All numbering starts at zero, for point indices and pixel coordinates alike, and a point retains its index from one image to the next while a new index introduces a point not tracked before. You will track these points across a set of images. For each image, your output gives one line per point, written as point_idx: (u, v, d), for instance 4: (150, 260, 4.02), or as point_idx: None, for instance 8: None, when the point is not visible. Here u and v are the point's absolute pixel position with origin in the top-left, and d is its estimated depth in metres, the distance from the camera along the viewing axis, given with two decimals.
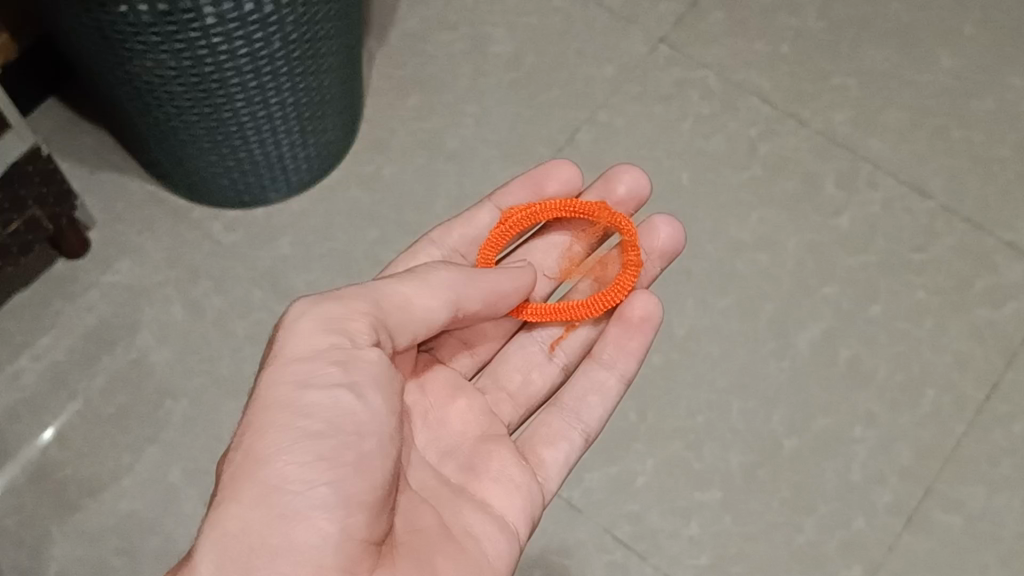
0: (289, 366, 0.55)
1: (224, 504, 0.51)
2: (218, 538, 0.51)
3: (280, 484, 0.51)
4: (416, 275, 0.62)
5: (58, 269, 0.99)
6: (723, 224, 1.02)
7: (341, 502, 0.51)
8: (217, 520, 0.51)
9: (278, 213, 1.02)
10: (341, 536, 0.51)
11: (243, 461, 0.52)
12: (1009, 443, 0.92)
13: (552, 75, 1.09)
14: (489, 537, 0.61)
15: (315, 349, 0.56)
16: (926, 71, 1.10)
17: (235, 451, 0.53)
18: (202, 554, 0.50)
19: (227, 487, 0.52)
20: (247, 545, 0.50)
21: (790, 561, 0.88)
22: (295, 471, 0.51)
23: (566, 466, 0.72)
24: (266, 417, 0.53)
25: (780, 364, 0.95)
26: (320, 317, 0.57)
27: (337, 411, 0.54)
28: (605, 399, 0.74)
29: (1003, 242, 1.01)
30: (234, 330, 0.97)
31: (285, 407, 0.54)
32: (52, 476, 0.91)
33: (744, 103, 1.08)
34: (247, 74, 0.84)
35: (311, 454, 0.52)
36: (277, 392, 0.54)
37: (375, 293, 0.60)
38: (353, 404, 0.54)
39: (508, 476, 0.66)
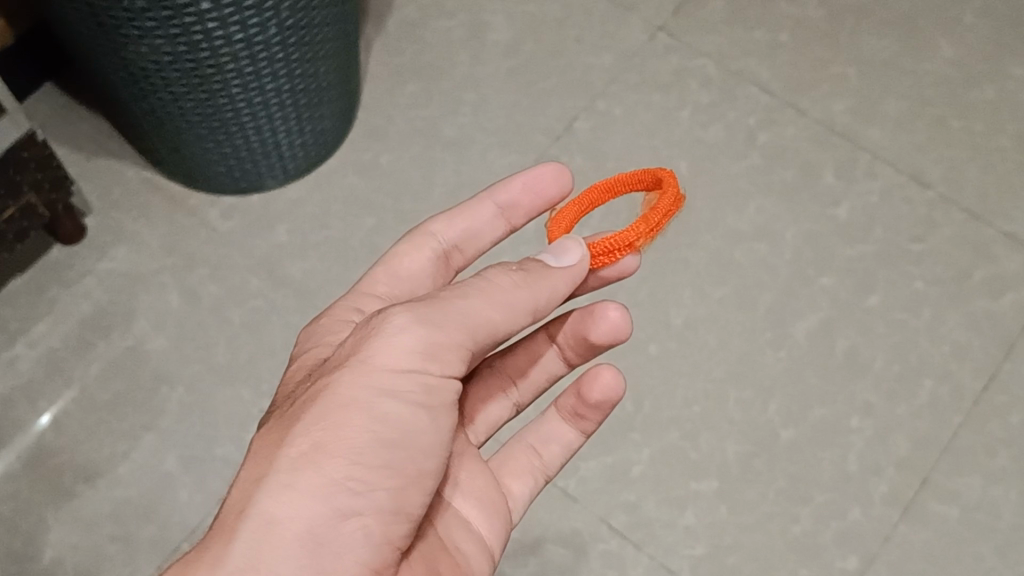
0: (381, 375, 0.48)
1: (276, 484, 0.45)
2: (265, 520, 0.45)
3: (342, 483, 0.46)
4: (503, 274, 0.52)
5: (54, 255, 0.99)
6: (721, 213, 1.01)
7: (391, 509, 0.48)
8: (265, 497, 0.45)
9: (275, 201, 1.02)
10: (380, 544, 0.48)
11: (309, 454, 0.46)
12: (1006, 434, 0.92)
13: (550, 63, 1.09)
14: (472, 554, 0.58)
15: (411, 363, 0.48)
16: (926, 61, 1.10)
17: (300, 430, 0.47)
18: (245, 527, 0.45)
19: (286, 472, 0.46)
20: (296, 538, 0.45)
21: (785, 551, 0.88)
22: (360, 475, 0.47)
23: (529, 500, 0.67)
24: (345, 419, 0.47)
25: (777, 354, 0.95)
26: (426, 334, 0.48)
27: (413, 431, 0.48)
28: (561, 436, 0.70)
29: (1003, 233, 1.01)
30: (231, 318, 0.97)
31: (366, 412, 0.47)
32: (48, 462, 0.91)
33: (743, 92, 1.08)
34: (243, 60, 0.84)
35: (380, 461, 0.47)
36: (361, 395, 0.47)
37: (482, 313, 0.50)
38: (427, 424, 0.49)
39: (487, 497, 0.61)
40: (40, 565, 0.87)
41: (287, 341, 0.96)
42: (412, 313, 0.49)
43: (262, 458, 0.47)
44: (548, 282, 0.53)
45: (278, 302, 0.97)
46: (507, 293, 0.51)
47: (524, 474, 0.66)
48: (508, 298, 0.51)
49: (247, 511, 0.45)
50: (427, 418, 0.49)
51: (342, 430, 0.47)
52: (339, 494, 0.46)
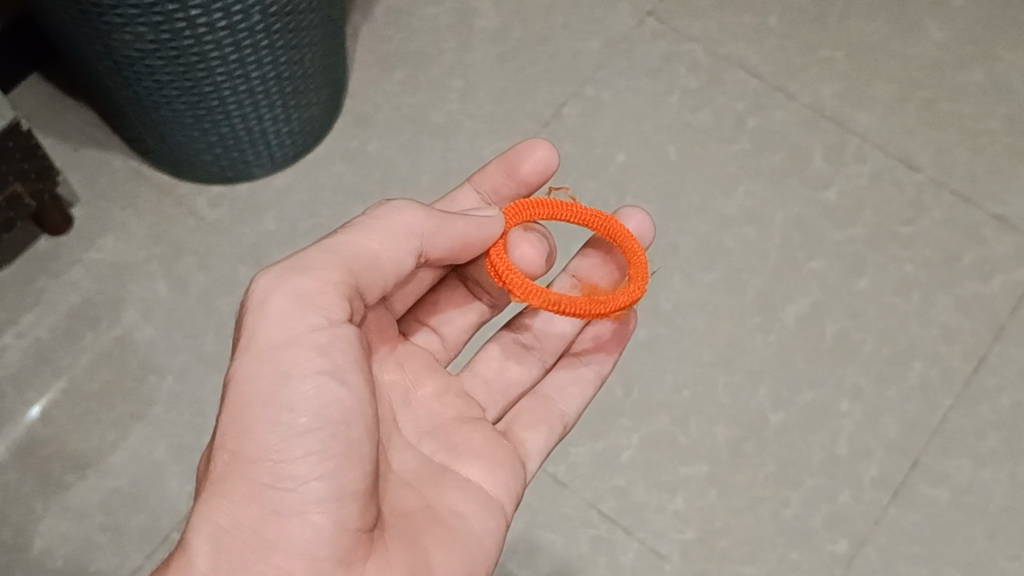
0: (267, 355, 0.52)
1: (216, 499, 0.51)
2: (214, 535, 0.50)
3: (270, 482, 0.50)
4: (369, 221, 0.58)
5: (41, 246, 0.99)
6: (710, 197, 1.01)
7: (331, 494, 0.50)
8: (207, 515, 0.51)
9: (263, 189, 1.01)
10: (336, 530, 0.50)
11: (231, 461, 0.51)
12: (996, 416, 0.92)
13: (538, 49, 1.09)
14: (473, 514, 0.58)
15: (291, 331, 0.52)
16: (914, 43, 1.09)
17: (221, 444, 0.51)
18: (199, 547, 0.50)
19: (220, 484, 0.51)
20: (242, 542, 0.50)
21: (775, 535, 0.88)
22: (284, 468, 0.50)
23: (545, 453, 0.69)
24: (251, 413, 0.51)
25: (766, 338, 0.95)
26: (290, 293, 0.53)
27: (323, 402, 0.51)
28: (583, 390, 0.73)
29: (992, 216, 1.00)
30: (219, 307, 0.96)
31: (269, 402, 0.51)
32: (37, 453, 0.91)
33: (731, 77, 1.07)
34: (227, 47, 0.83)
35: (299, 448, 0.50)
36: (258, 386, 0.51)
37: (338, 254, 0.56)
38: (339, 390, 0.51)
39: (489, 454, 0.62)
40: (29, 555, 0.87)
41: None
42: (276, 282, 0.54)
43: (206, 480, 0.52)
44: (421, 211, 0.59)
45: None
46: (372, 226, 0.58)
47: (541, 427, 0.69)
48: (380, 226, 0.58)
49: (195, 530, 0.50)
50: (335, 384, 0.51)
51: (252, 429, 0.50)
52: (270, 493, 0.50)
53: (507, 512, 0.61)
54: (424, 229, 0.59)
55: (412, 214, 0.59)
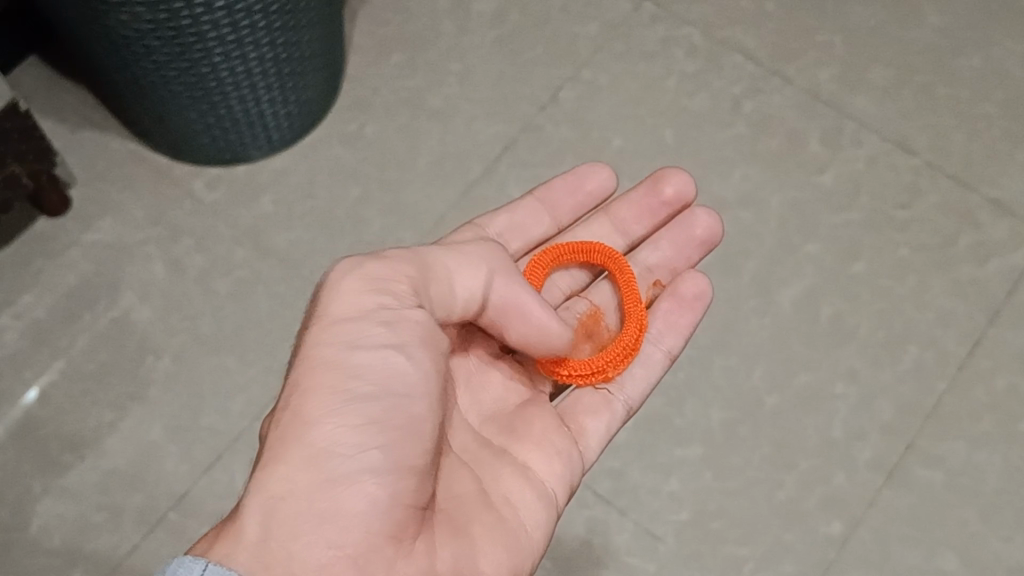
0: (334, 327, 0.55)
1: (271, 464, 0.51)
2: (266, 500, 0.50)
3: (329, 447, 0.51)
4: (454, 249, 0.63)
5: (39, 227, 0.99)
6: (707, 180, 1.01)
7: (391, 466, 0.52)
8: (260, 481, 0.51)
9: (261, 171, 1.01)
10: (390, 501, 0.52)
11: (291, 423, 0.52)
12: (991, 399, 0.92)
13: (536, 33, 1.09)
14: (526, 504, 0.61)
15: (360, 309, 0.56)
16: (913, 28, 1.09)
17: (283, 411, 0.53)
18: (249, 513, 0.50)
19: (277, 449, 0.52)
20: (296, 510, 0.50)
21: (770, 517, 0.88)
22: (346, 434, 0.52)
23: (607, 437, 0.72)
24: (316, 377, 0.53)
25: (762, 321, 0.95)
26: (361, 274, 0.57)
27: (387, 374, 0.54)
28: (649, 372, 0.75)
29: (988, 200, 1.01)
30: (216, 288, 0.96)
31: (335, 367, 0.54)
32: (34, 433, 0.91)
33: (728, 61, 1.08)
34: (225, 27, 0.83)
35: (363, 415, 0.52)
36: (324, 352, 0.54)
37: (419, 264, 0.60)
38: (403, 365, 0.55)
39: (549, 441, 0.66)
40: (27, 534, 0.87)
41: (272, 312, 0.95)
42: (351, 264, 0.58)
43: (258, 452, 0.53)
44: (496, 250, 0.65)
45: (264, 272, 0.97)
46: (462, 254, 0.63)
47: (600, 412, 0.72)
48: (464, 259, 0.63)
49: (250, 495, 0.51)
50: (398, 358, 0.55)
51: (318, 392, 0.53)
52: (331, 457, 0.51)
53: (560, 502, 0.64)
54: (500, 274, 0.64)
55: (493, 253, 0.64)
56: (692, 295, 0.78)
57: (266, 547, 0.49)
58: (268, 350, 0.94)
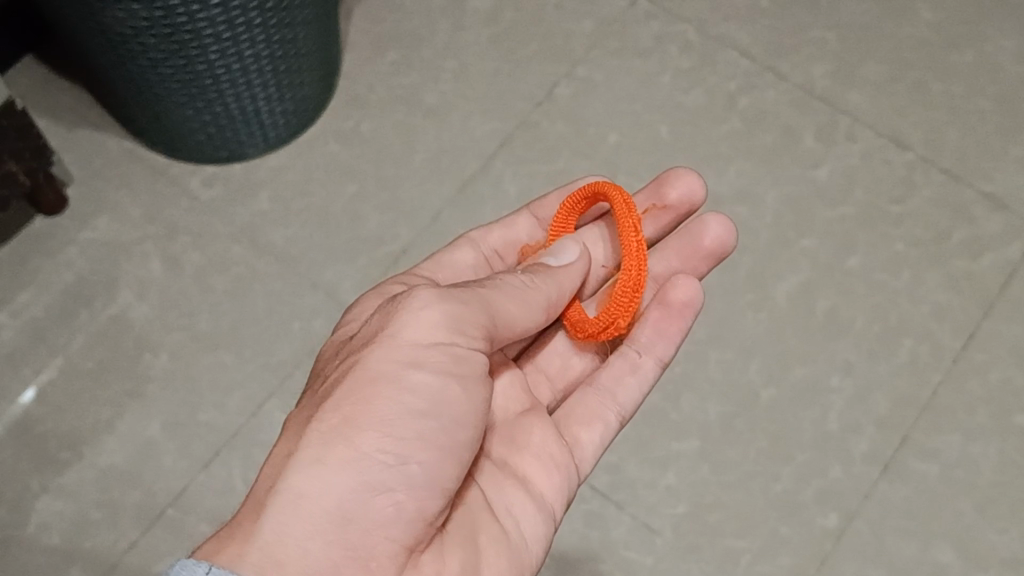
0: (404, 345, 0.53)
1: (307, 461, 0.50)
2: (295, 494, 0.49)
3: (371, 456, 0.51)
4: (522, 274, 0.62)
5: (36, 225, 0.99)
6: (701, 176, 1.02)
7: (423, 483, 0.52)
8: (293, 475, 0.49)
9: (257, 168, 1.02)
10: (413, 516, 0.52)
11: (337, 425, 0.51)
12: (985, 392, 0.93)
13: (531, 30, 1.09)
14: (527, 518, 0.61)
15: (435, 333, 0.54)
16: (905, 24, 1.10)
17: (329, 411, 0.51)
18: (274, 502, 0.49)
19: (318, 445, 0.50)
20: (324, 510, 0.49)
21: (766, 509, 0.88)
22: (391, 447, 0.51)
23: (600, 448, 0.69)
24: (376, 390, 0.52)
25: (757, 316, 0.96)
26: (448, 301, 0.55)
27: (441, 405, 0.53)
28: (641, 381, 0.71)
29: (981, 194, 1.01)
30: (213, 286, 0.97)
31: (395, 383, 0.52)
32: (32, 431, 0.91)
33: (722, 57, 1.08)
34: (220, 24, 0.83)
35: (410, 432, 0.52)
36: (387, 367, 0.53)
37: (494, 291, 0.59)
38: (460, 394, 0.54)
39: (546, 453, 0.64)
40: (25, 532, 0.88)
41: (269, 309, 0.96)
42: (436, 290, 0.55)
43: (291, 444, 0.51)
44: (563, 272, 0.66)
45: (261, 269, 0.97)
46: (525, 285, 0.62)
47: (595, 422, 0.69)
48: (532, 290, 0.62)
49: (280, 484, 0.49)
50: (457, 387, 0.54)
51: (373, 407, 0.51)
52: (369, 465, 0.50)
53: (556, 515, 0.63)
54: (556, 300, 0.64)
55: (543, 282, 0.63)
56: (682, 303, 0.72)
57: (288, 542, 0.48)
58: (265, 346, 0.94)
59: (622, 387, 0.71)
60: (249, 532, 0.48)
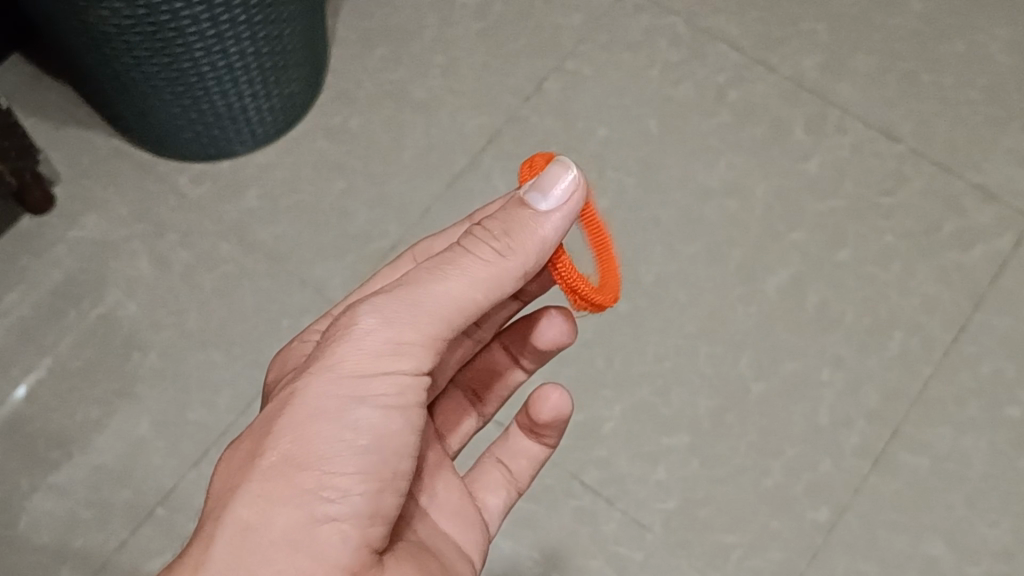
0: (344, 374, 0.48)
1: (248, 493, 0.47)
2: (237, 528, 0.46)
3: (314, 492, 0.47)
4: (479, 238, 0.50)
5: (24, 224, 0.99)
6: (691, 170, 1.01)
7: (369, 512, 0.48)
8: (236, 505, 0.47)
9: (245, 166, 1.01)
10: (362, 547, 0.48)
11: (280, 461, 0.47)
12: (976, 383, 0.92)
13: (519, 24, 1.09)
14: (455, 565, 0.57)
15: (377, 362, 0.48)
16: (896, 15, 1.09)
17: (268, 442, 0.48)
18: (217, 541, 0.46)
19: (258, 480, 0.47)
20: (268, 542, 0.46)
21: (757, 503, 0.88)
22: (334, 482, 0.47)
23: (499, 514, 0.66)
24: (317, 424, 0.47)
25: (747, 310, 0.95)
26: (390, 322, 0.48)
27: (385, 432, 0.48)
28: (532, 459, 0.68)
29: (972, 185, 1.01)
30: (202, 283, 0.96)
31: (335, 418, 0.48)
32: (21, 430, 0.91)
33: (712, 50, 1.08)
34: (205, 22, 0.83)
35: (354, 467, 0.48)
36: (326, 401, 0.48)
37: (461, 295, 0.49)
38: (405, 423, 0.49)
39: (457, 511, 0.60)
40: (15, 532, 0.88)
41: (258, 306, 0.95)
42: (379, 310, 0.49)
43: (234, 472, 0.48)
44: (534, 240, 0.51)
45: (250, 267, 0.97)
46: None
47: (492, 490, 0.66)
48: None
49: (222, 519, 0.47)
50: (401, 417, 0.49)
51: (314, 438, 0.47)
52: (313, 501, 0.47)
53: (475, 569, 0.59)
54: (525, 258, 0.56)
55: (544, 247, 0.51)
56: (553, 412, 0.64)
57: None
58: (254, 344, 0.94)
59: (511, 461, 0.68)
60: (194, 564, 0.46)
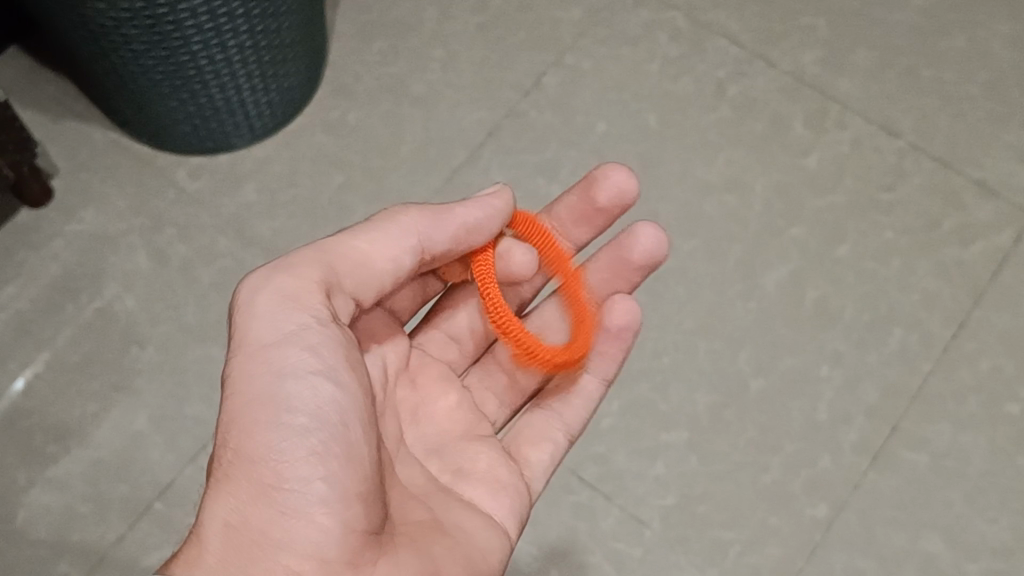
0: (257, 356, 0.53)
1: (223, 502, 0.52)
2: (223, 531, 0.51)
3: (277, 483, 0.51)
4: (377, 221, 0.59)
5: (22, 218, 0.99)
6: (691, 165, 1.01)
7: (338, 495, 0.51)
8: (214, 513, 0.52)
9: (243, 160, 1.01)
10: (342, 530, 0.51)
11: (234, 459, 0.52)
12: (976, 380, 0.92)
13: (519, 18, 1.08)
14: (479, 532, 0.60)
15: (277, 334, 0.54)
16: (896, 9, 1.09)
17: (223, 447, 0.53)
18: (206, 549, 0.51)
19: (225, 483, 0.52)
20: (249, 539, 0.51)
21: (756, 500, 0.88)
22: (290, 470, 0.51)
23: (553, 465, 0.69)
24: (252, 414, 0.52)
25: (746, 305, 0.95)
26: (274, 293, 0.55)
27: (318, 401, 0.52)
28: (587, 400, 0.71)
29: (972, 181, 1.00)
30: (200, 278, 0.96)
31: (267, 402, 0.52)
32: (19, 424, 0.91)
33: (712, 45, 1.07)
34: (203, 15, 0.83)
35: (301, 449, 0.51)
36: (252, 386, 0.52)
37: (329, 254, 0.57)
38: (331, 390, 0.53)
39: (493, 479, 0.64)
40: (12, 527, 0.87)
41: None
42: (257, 291, 0.55)
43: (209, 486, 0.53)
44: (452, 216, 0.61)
45: (248, 261, 0.97)
46: (382, 228, 0.59)
47: (548, 437, 0.70)
48: (397, 227, 0.59)
49: (206, 528, 0.52)
50: (326, 385, 0.53)
51: (256, 434, 0.51)
52: (281, 494, 0.51)
53: (512, 536, 0.63)
54: (429, 226, 0.60)
55: (418, 215, 0.60)
56: (620, 325, 0.70)
57: None
58: None
59: (566, 405, 0.71)
60: (190, 567, 0.51)
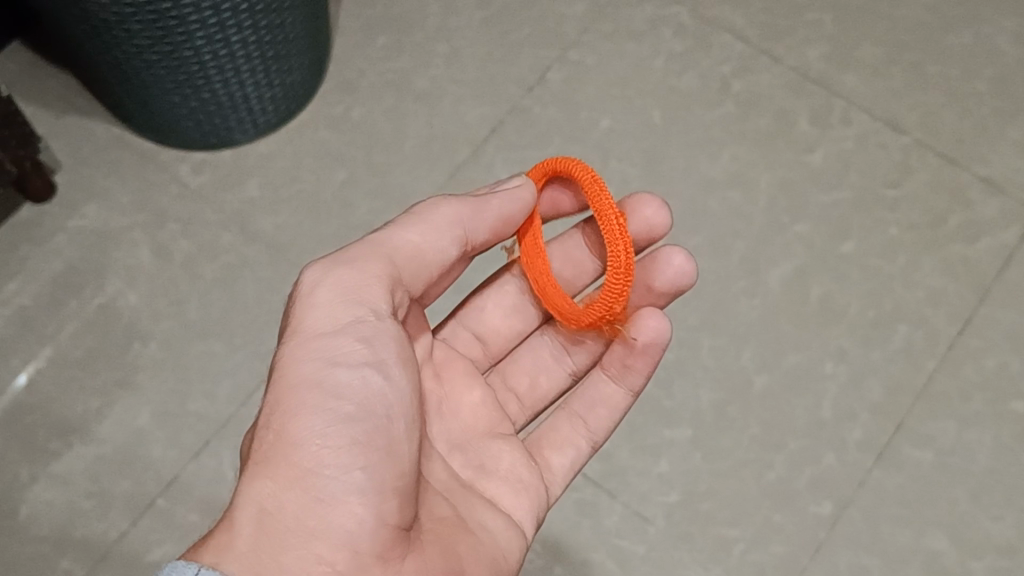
0: (311, 342, 0.54)
1: (257, 483, 0.52)
2: (255, 513, 0.51)
3: (315, 468, 0.51)
4: (418, 212, 0.61)
5: (24, 213, 0.99)
6: (695, 161, 1.01)
7: (375, 488, 0.52)
8: (246, 493, 0.52)
9: (246, 155, 1.01)
10: (375, 522, 0.52)
11: (274, 440, 0.52)
12: (981, 377, 0.92)
13: (523, 14, 1.08)
14: (501, 531, 0.61)
15: (334, 323, 0.55)
16: (902, 5, 1.09)
17: (264, 429, 0.53)
18: (239, 530, 0.51)
19: (261, 464, 0.52)
20: (284, 525, 0.51)
21: (759, 497, 0.88)
22: (330, 455, 0.52)
23: (572, 470, 0.71)
24: (299, 397, 0.53)
25: (751, 302, 0.95)
26: (337, 283, 0.56)
27: (368, 391, 0.53)
28: (613, 410, 0.71)
29: (978, 177, 1.00)
30: (203, 273, 0.96)
31: (315, 386, 0.53)
32: (21, 419, 0.91)
33: (717, 40, 1.07)
34: (206, 10, 0.82)
35: (345, 437, 0.52)
36: (303, 369, 0.53)
37: (386, 247, 0.59)
38: (382, 383, 0.54)
39: (514, 477, 0.65)
40: (15, 522, 0.87)
41: (259, 297, 0.95)
42: (318, 278, 0.56)
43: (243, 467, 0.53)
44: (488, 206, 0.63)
45: (251, 257, 0.96)
46: (431, 221, 0.61)
47: (568, 445, 0.71)
48: (443, 221, 0.61)
49: (237, 507, 0.51)
50: (376, 377, 0.54)
51: (300, 416, 0.52)
52: (318, 479, 0.51)
53: (528, 536, 0.64)
54: (470, 219, 0.62)
55: (460, 207, 0.62)
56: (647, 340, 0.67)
57: (259, 564, 0.50)
58: (254, 335, 0.94)
59: (592, 412, 0.71)
60: (220, 548, 0.50)
